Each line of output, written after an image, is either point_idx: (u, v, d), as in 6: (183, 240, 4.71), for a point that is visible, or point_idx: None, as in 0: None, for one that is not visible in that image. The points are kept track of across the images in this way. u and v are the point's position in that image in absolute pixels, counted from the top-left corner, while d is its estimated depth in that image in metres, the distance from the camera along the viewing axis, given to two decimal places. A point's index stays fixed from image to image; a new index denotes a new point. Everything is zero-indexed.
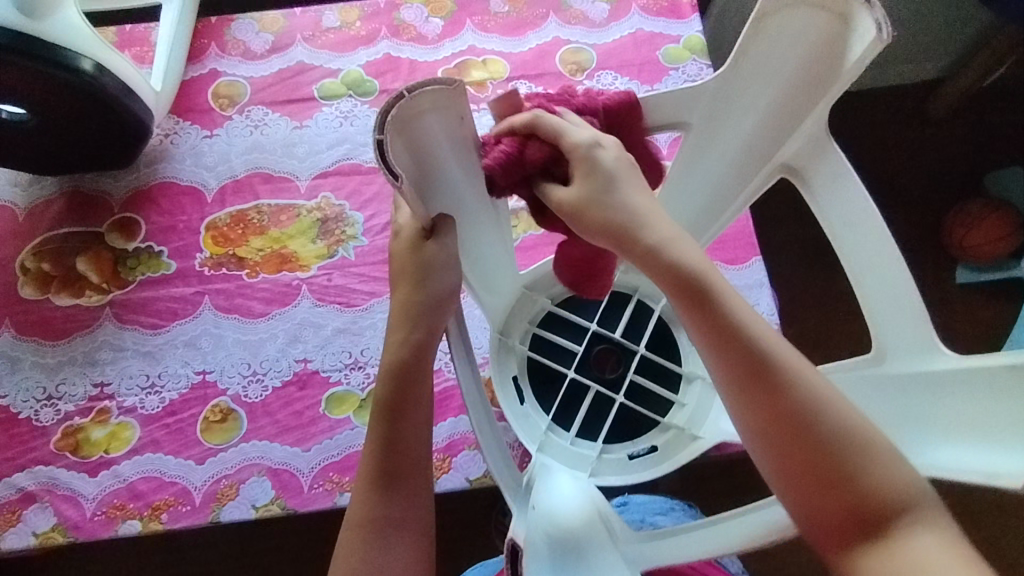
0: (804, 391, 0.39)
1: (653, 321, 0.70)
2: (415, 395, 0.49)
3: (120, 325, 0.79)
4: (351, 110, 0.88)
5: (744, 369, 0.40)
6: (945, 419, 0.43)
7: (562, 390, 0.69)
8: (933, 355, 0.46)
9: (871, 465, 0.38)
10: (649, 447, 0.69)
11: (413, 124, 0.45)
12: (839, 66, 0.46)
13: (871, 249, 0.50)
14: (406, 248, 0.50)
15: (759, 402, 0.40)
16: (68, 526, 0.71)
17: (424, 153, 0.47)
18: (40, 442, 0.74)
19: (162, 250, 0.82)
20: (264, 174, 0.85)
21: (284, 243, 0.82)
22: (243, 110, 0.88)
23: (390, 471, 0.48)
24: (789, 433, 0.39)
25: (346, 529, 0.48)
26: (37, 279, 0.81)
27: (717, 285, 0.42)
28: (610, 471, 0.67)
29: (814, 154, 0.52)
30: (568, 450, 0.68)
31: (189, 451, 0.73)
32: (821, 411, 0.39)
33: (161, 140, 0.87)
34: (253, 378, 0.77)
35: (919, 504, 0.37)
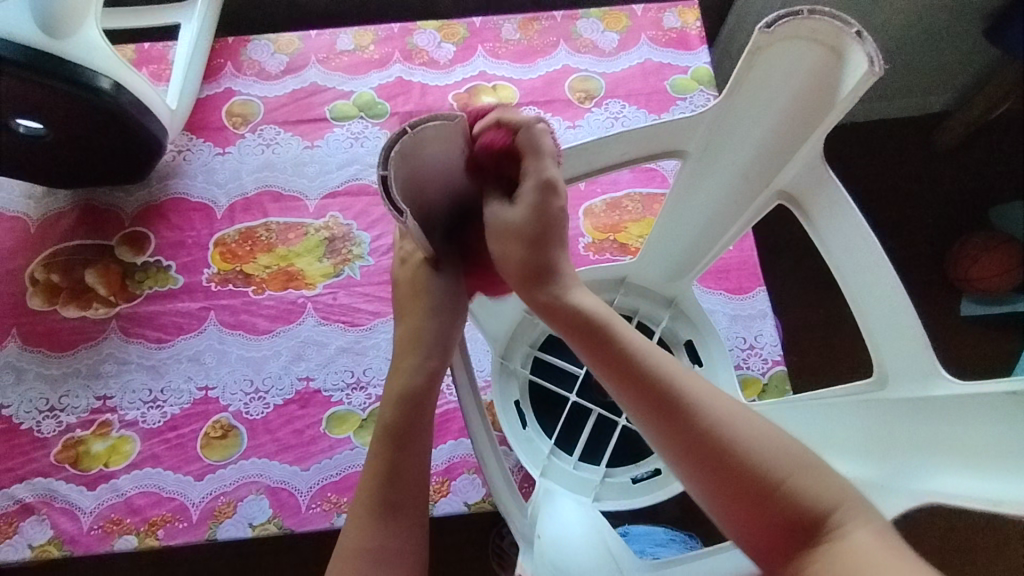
0: (700, 411, 0.40)
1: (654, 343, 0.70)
2: (422, 425, 0.48)
3: (126, 338, 0.79)
4: (361, 132, 0.89)
5: (649, 405, 0.41)
6: (947, 450, 0.43)
7: (564, 415, 0.69)
8: (934, 381, 0.46)
9: (786, 479, 0.38)
10: (653, 470, 0.68)
11: (416, 159, 0.45)
12: (831, 98, 0.45)
13: (873, 287, 0.50)
14: (409, 276, 0.52)
15: (668, 428, 0.41)
16: (64, 539, 0.71)
17: (428, 184, 0.47)
18: (40, 454, 0.74)
19: (170, 265, 0.82)
20: (274, 193, 0.86)
21: (291, 261, 0.82)
22: (256, 129, 0.89)
23: (392, 499, 0.47)
24: (705, 450, 0.39)
25: (340, 557, 0.47)
26: (46, 290, 0.81)
27: (611, 324, 0.45)
28: (614, 495, 0.66)
29: (810, 182, 0.52)
30: (571, 474, 0.67)
31: (188, 467, 0.73)
32: (718, 436, 0.39)
33: (175, 156, 0.88)
34: (255, 395, 0.77)
35: (840, 502, 0.37)
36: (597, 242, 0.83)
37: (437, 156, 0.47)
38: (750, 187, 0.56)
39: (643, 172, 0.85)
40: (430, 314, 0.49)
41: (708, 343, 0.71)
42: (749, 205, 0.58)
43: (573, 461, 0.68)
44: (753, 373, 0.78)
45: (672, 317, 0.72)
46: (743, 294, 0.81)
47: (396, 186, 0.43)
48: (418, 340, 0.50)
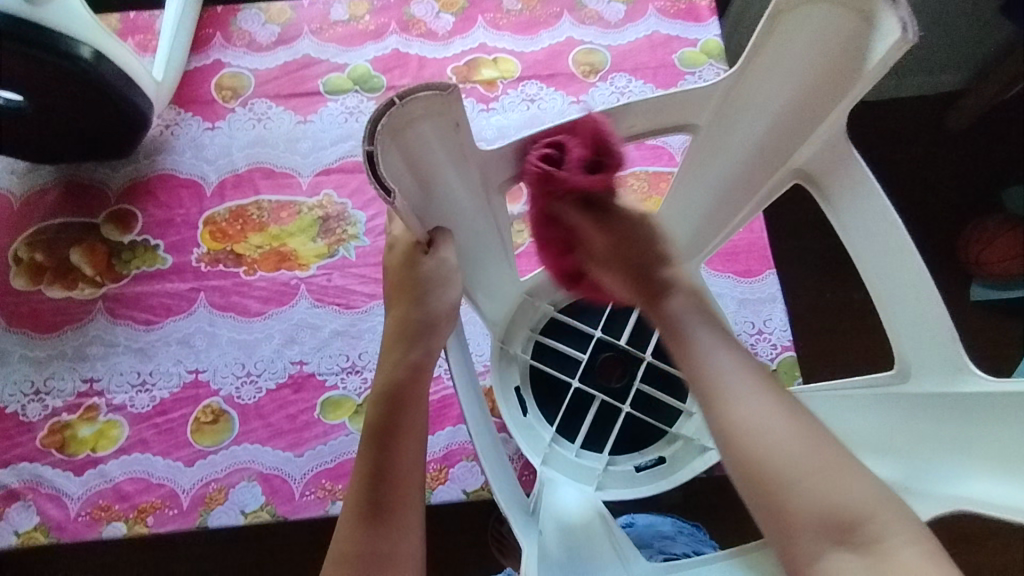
0: (758, 398, 0.41)
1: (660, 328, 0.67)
2: (409, 419, 0.46)
3: (113, 319, 0.77)
4: (357, 106, 0.85)
5: (705, 391, 0.42)
6: (977, 452, 0.41)
7: (566, 401, 0.66)
8: (961, 376, 0.43)
9: (833, 487, 0.37)
10: (657, 458, 0.66)
11: (405, 132, 0.42)
12: (859, 67, 0.42)
13: (897, 275, 0.47)
14: (402, 262, 0.48)
15: (723, 409, 0.41)
16: (51, 525, 0.69)
17: (417, 160, 0.44)
18: (25, 438, 0.72)
19: (158, 244, 0.79)
20: (266, 169, 0.83)
21: (284, 241, 0.79)
22: (246, 103, 0.86)
23: (377, 500, 0.44)
24: (757, 436, 0.39)
25: (329, 566, 0.43)
26: (29, 270, 0.79)
27: (682, 316, 0.47)
28: (617, 484, 0.64)
29: (830, 161, 0.49)
30: (574, 463, 0.65)
31: (178, 453, 0.71)
32: (776, 430, 0.39)
33: (162, 131, 0.85)
34: (246, 379, 0.74)
35: (892, 514, 0.36)
36: None
37: (429, 129, 0.43)
38: (764, 166, 0.53)
39: (650, 150, 0.82)
40: (417, 305, 0.47)
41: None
42: (762, 187, 0.55)
43: (576, 449, 0.66)
44: (760, 359, 0.76)
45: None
46: (752, 277, 0.79)
47: (382, 163, 0.40)
48: (403, 333, 0.49)
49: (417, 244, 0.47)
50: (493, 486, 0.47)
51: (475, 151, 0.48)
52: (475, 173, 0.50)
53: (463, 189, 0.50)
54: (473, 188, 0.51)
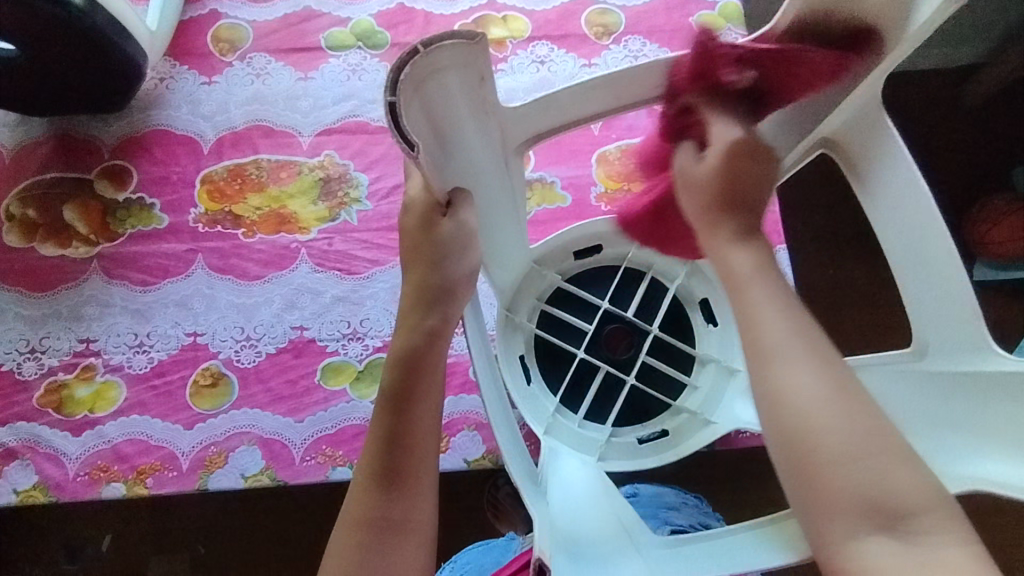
0: (811, 371, 0.36)
1: (668, 301, 0.66)
2: (425, 385, 0.45)
3: (108, 279, 0.75)
4: (359, 63, 0.82)
5: (762, 353, 0.38)
6: (991, 427, 0.40)
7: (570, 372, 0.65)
8: (985, 358, 0.42)
9: (887, 471, 0.34)
10: (660, 431, 0.66)
11: (428, 82, 0.40)
12: (903, 28, 0.40)
13: (925, 256, 0.45)
14: (418, 224, 0.46)
15: (773, 376, 0.37)
16: (50, 485, 0.69)
17: (439, 115, 0.42)
18: (21, 397, 0.71)
19: (154, 203, 0.77)
20: (265, 128, 0.80)
21: (283, 203, 0.77)
22: (244, 57, 0.82)
23: (390, 464, 0.43)
24: (805, 412, 0.36)
25: (340, 529, 0.42)
26: (22, 226, 0.76)
27: (743, 272, 0.40)
28: (619, 455, 0.64)
29: (862, 128, 0.47)
30: (576, 433, 0.65)
31: (177, 415, 0.71)
32: (826, 403, 0.35)
33: (156, 84, 0.81)
34: (246, 343, 0.73)
35: (940, 509, 0.34)
36: (610, 192, 0.78)
37: (454, 80, 0.41)
38: None
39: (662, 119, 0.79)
40: (435, 267, 0.46)
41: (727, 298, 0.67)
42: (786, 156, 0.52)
43: (580, 420, 0.65)
44: None
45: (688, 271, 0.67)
46: None
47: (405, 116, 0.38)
48: (421, 297, 0.47)
49: (436, 206, 0.46)
50: (502, 453, 0.47)
51: (496, 106, 0.46)
52: (495, 130, 0.48)
53: (482, 148, 0.48)
54: (492, 145, 0.49)
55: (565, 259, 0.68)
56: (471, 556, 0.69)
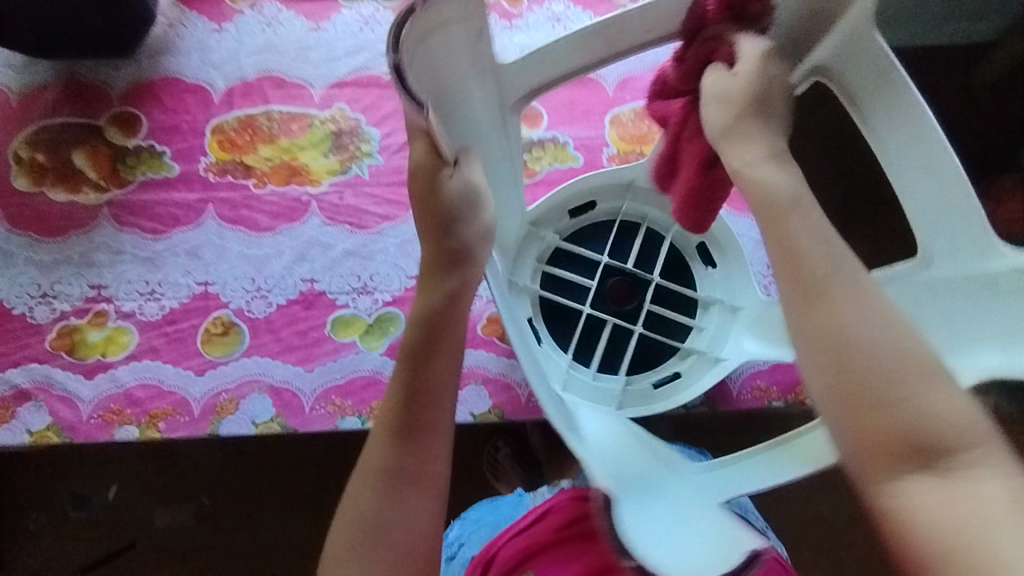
0: (852, 309, 0.38)
1: (666, 247, 0.67)
2: (445, 346, 0.45)
3: (119, 226, 0.75)
4: (372, 16, 0.81)
5: (804, 289, 0.39)
6: (995, 328, 0.44)
7: (580, 326, 0.66)
8: (992, 254, 0.45)
9: (924, 401, 0.36)
10: (672, 374, 0.67)
11: (424, 38, 0.39)
12: None
13: (937, 177, 0.47)
14: (422, 185, 0.44)
15: (818, 317, 0.38)
16: (63, 426, 0.70)
17: (442, 70, 0.42)
18: (34, 340, 0.72)
19: (164, 151, 0.77)
20: (275, 78, 0.79)
21: (295, 155, 0.77)
22: (255, 5, 0.81)
23: (409, 419, 0.44)
24: (844, 350, 0.37)
25: (356, 477, 0.44)
26: (30, 170, 0.76)
27: (789, 211, 0.41)
28: (635, 403, 0.66)
29: (852, 54, 0.47)
30: (590, 385, 0.65)
31: (189, 362, 0.72)
32: (872, 341, 0.37)
33: (166, 30, 0.80)
34: (256, 293, 0.74)
35: (975, 441, 0.36)
36: (622, 154, 0.78)
37: (448, 32, 0.40)
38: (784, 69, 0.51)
39: None
40: (447, 232, 0.45)
41: (723, 242, 0.68)
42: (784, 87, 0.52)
43: (592, 372, 0.66)
44: None
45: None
46: None
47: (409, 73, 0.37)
48: (436, 261, 0.47)
49: (439, 162, 0.43)
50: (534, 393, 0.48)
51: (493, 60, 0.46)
52: (490, 81, 0.47)
53: (482, 104, 0.48)
54: (489, 101, 0.48)
55: (558, 217, 0.69)
56: (480, 513, 0.71)
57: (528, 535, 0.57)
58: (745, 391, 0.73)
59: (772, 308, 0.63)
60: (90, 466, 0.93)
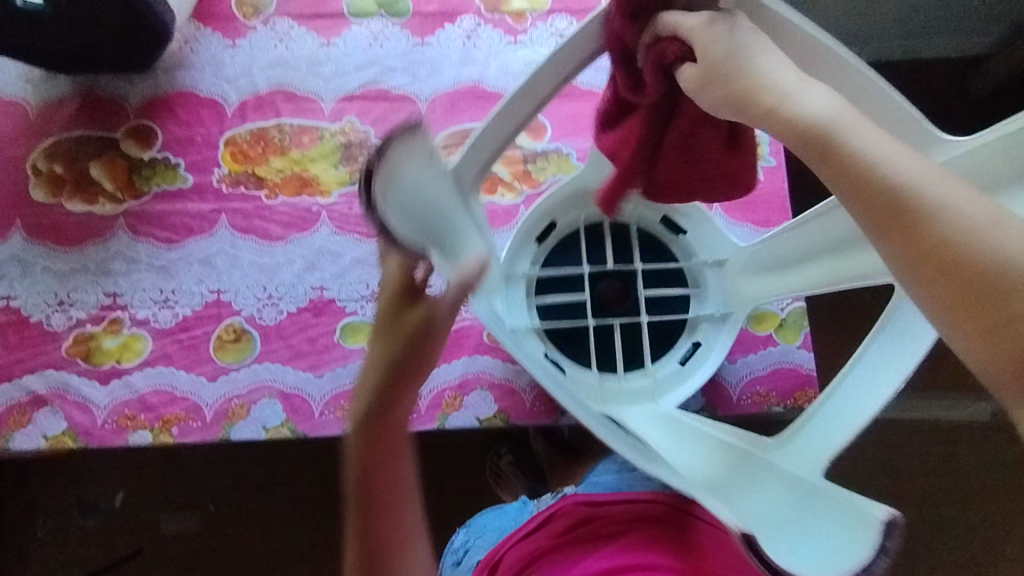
0: (943, 215, 0.30)
1: (635, 236, 0.69)
2: (390, 444, 0.45)
3: (134, 236, 0.77)
4: (381, 31, 0.83)
5: (884, 210, 0.31)
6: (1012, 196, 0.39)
7: (592, 338, 0.67)
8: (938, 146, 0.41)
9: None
10: (693, 344, 0.68)
11: (402, 186, 0.42)
12: None
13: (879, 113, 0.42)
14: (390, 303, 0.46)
15: (904, 233, 0.31)
16: (78, 431, 0.71)
17: (426, 205, 0.44)
18: (51, 347, 0.73)
19: (178, 163, 0.79)
20: (287, 92, 0.81)
21: (305, 166, 0.79)
22: (268, 21, 0.83)
23: (368, 515, 0.46)
24: (943, 263, 0.30)
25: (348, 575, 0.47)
26: (48, 182, 0.78)
27: (839, 127, 0.33)
28: (673, 385, 0.66)
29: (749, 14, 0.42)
30: (625, 387, 0.66)
31: (201, 368, 0.73)
32: (978, 238, 0.30)
33: (181, 46, 0.82)
34: (268, 301, 0.76)
35: None
36: None
37: (423, 173, 0.44)
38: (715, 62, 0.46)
39: None
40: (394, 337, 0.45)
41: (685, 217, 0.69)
42: None
43: (619, 375, 0.67)
44: (771, 308, 0.76)
45: (642, 208, 0.69)
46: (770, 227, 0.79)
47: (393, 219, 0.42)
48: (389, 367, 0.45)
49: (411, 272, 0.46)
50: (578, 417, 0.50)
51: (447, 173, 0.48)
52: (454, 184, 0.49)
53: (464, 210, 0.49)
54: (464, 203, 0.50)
55: (529, 250, 0.69)
56: (486, 519, 0.72)
57: (533, 539, 0.58)
58: (745, 396, 0.75)
59: (753, 254, 0.63)
60: (99, 473, 0.94)
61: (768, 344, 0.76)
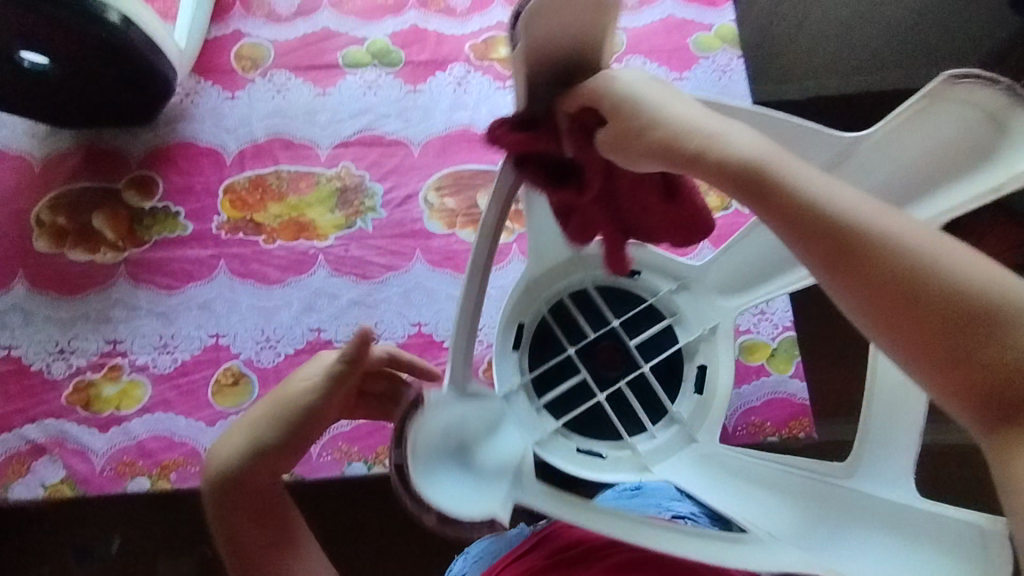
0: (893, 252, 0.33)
1: (595, 301, 0.70)
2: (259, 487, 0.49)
3: (135, 283, 0.78)
4: (375, 80, 0.87)
5: (829, 250, 0.34)
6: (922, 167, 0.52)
7: (612, 411, 0.67)
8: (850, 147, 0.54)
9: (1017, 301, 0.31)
10: (699, 367, 0.71)
11: (430, 458, 0.48)
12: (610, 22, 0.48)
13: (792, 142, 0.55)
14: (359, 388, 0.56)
15: (851, 275, 0.33)
16: (77, 479, 0.71)
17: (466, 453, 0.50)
18: (51, 395, 0.74)
19: (179, 211, 0.81)
20: (285, 140, 0.84)
21: (302, 211, 0.81)
22: (266, 74, 0.87)
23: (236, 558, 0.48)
24: (890, 300, 0.32)
25: None
26: (52, 233, 0.80)
27: (771, 168, 0.36)
28: (702, 424, 0.68)
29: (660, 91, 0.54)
30: (659, 443, 0.67)
31: (200, 413, 0.74)
32: (921, 271, 0.32)
33: (182, 99, 0.86)
34: (266, 344, 0.77)
35: None
36: None
37: (441, 433, 0.49)
38: None
39: None
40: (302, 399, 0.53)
41: (633, 261, 0.73)
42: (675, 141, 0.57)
43: (649, 432, 0.68)
44: (762, 338, 0.78)
45: (591, 268, 0.72)
46: None
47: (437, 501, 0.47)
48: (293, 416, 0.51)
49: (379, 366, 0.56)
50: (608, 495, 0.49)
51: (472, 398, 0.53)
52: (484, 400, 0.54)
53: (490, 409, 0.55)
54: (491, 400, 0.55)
55: (511, 360, 0.70)
56: (480, 547, 0.71)
57: (526, 559, 0.58)
58: (740, 427, 0.75)
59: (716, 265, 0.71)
60: (94, 522, 0.93)
61: (760, 374, 0.77)
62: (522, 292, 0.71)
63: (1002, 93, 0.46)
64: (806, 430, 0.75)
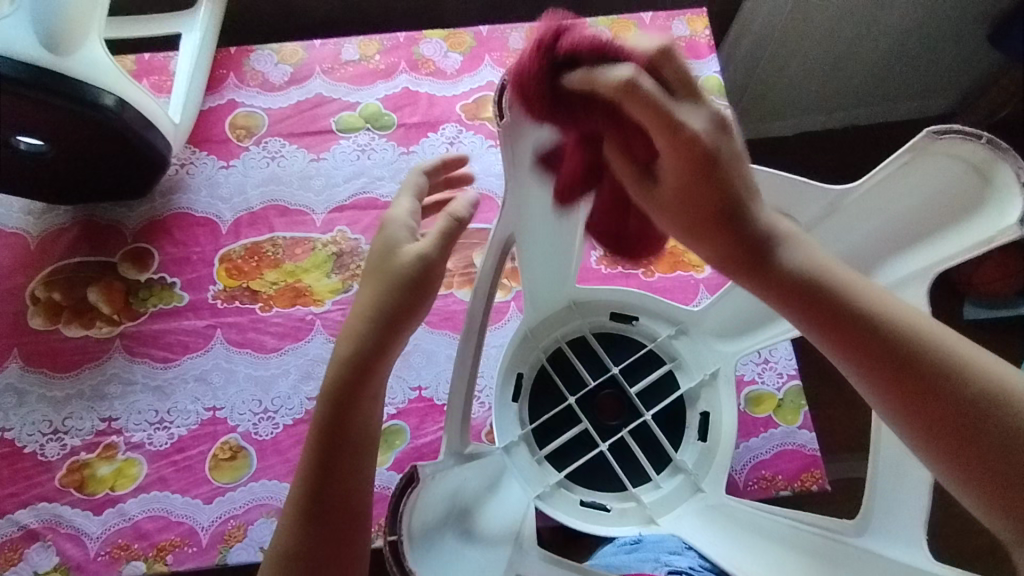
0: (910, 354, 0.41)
1: (594, 349, 0.70)
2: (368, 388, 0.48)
3: (131, 357, 0.78)
4: (368, 144, 0.88)
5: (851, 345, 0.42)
6: (917, 217, 0.53)
7: (614, 462, 0.66)
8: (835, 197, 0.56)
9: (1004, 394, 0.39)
10: (701, 413, 0.69)
11: (422, 537, 0.44)
12: None
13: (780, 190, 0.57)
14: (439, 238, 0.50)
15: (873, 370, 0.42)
16: (70, 565, 0.69)
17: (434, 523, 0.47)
18: (45, 478, 0.72)
19: (174, 282, 0.81)
20: (280, 208, 0.84)
21: (299, 277, 0.81)
22: (260, 142, 0.88)
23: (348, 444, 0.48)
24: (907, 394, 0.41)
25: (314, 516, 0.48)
26: (47, 309, 0.80)
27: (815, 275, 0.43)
28: (706, 473, 0.66)
29: None
30: (664, 494, 0.65)
31: (197, 489, 0.72)
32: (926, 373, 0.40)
33: (178, 170, 0.86)
34: (264, 415, 0.75)
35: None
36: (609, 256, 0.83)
37: (430, 511, 0.46)
38: None
39: None
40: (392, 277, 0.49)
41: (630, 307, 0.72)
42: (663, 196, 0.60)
43: (655, 482, 0.66)
44: (767, 388, 0.77)
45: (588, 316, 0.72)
46: None
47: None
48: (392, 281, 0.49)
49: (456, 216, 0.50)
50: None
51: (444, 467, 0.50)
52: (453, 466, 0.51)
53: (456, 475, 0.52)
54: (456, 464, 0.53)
55: (511, 411, 0.69)
56: None
57: None
58: (751, 482, 0.73)
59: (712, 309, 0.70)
60: None
61: (769, 427, 0.75)
62: (520, 344, 0.71)
63: (984, 148, 0.47)
64: (819, 482, 0.73)
